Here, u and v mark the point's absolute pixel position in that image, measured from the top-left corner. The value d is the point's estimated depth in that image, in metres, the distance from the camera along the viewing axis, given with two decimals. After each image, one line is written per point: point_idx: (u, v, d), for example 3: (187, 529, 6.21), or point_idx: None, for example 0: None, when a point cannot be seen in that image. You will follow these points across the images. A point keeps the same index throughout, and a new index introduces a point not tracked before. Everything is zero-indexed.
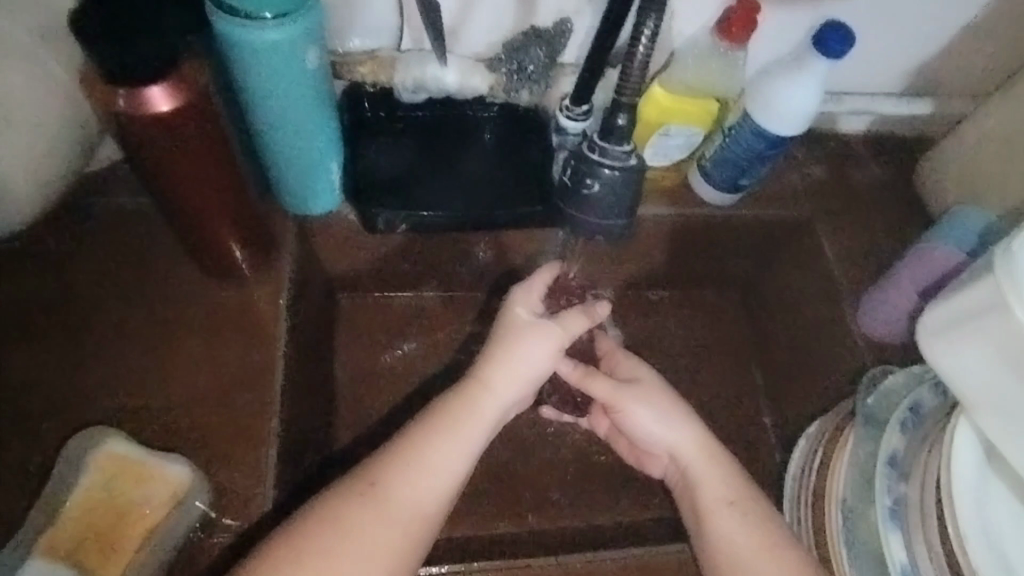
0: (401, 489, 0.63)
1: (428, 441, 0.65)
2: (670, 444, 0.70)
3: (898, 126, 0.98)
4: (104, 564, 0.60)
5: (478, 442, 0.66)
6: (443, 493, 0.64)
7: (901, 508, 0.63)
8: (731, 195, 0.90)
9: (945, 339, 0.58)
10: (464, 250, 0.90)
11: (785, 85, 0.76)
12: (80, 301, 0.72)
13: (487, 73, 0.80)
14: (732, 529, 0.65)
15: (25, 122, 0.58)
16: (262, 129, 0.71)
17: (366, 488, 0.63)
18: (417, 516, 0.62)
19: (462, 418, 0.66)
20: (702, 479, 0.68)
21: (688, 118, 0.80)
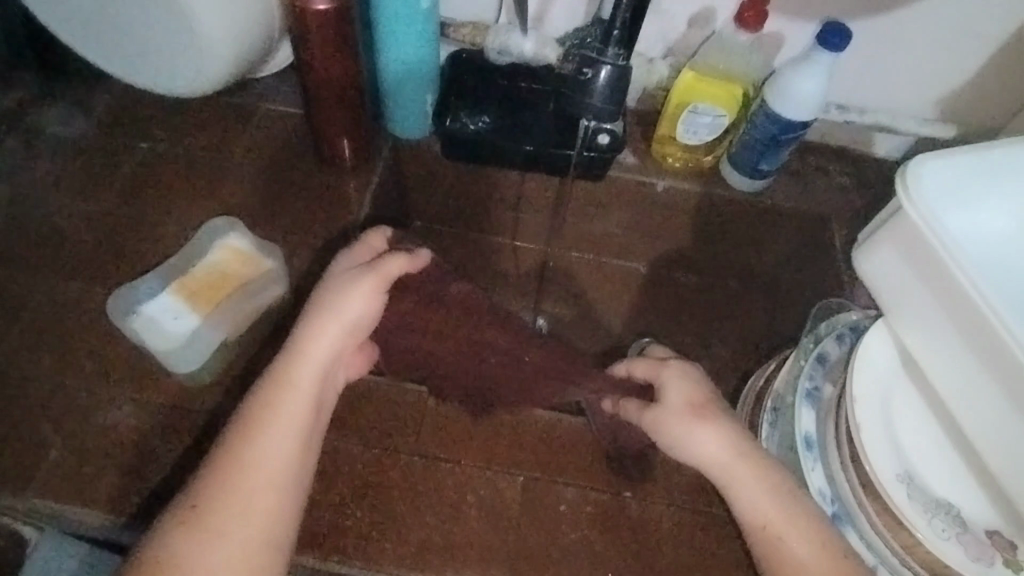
0: (228, 514, 0.61)
1: (240, 456, 0.63)
2: (717, 463, 0.66)
3: (924, 152, 1.09)
4: (202, 304, 0.86)
5: (288, 445, 0.65)
6: (281, 477, 0.64)
7: (818, 397, 0.72)
8: (757, 182, 1.06)
9: (869, 246, 0.69)
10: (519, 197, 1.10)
11: (797, 75, 0.92)
12: (234, 167, 1.00)
13: (557, 46, 1.00)
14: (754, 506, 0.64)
15: (234, 25, 0.86)
16: (382, 54, 0.96)
17: (187, 514, 0.61)
18: (250, 534, 0.61)
19: (265, 426, 0.65)
20: (745, 483, 0.65)
21: (712, 99, 0.97)
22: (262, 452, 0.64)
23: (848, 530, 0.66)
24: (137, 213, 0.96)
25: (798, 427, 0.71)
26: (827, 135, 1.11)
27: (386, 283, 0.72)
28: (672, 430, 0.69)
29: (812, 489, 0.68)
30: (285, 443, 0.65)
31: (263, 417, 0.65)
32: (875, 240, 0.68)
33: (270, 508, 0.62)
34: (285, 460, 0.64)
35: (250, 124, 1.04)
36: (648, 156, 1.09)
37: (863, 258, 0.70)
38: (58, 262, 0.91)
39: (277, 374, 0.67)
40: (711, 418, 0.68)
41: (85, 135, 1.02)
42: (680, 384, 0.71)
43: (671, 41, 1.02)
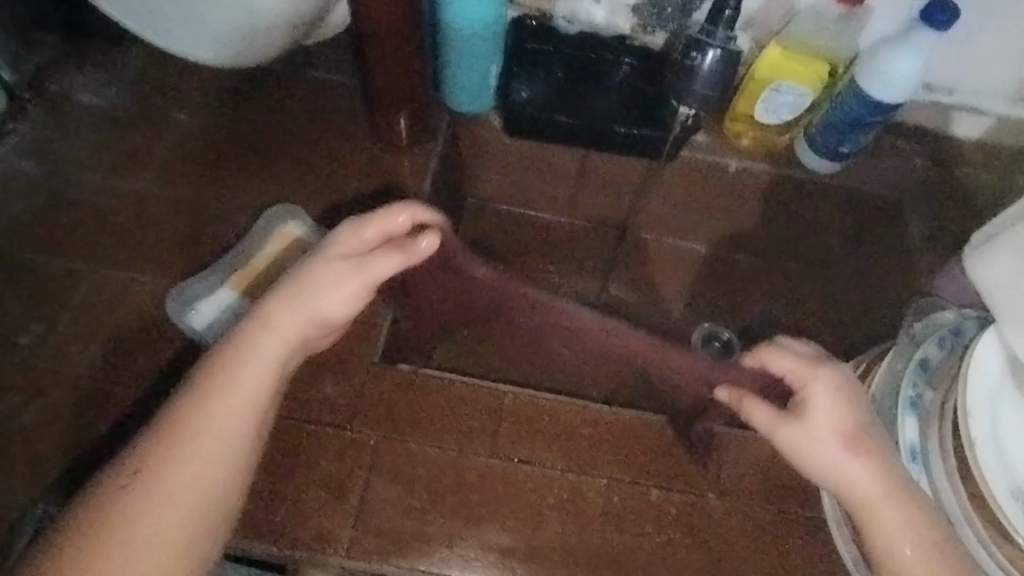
0: (160, 475, 0.58)
1: (181, 411, 0.60)
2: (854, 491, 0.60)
3: (1007, 134, 1.03)
4: None
5: (228, 405, 0.60)
6: (230, 454, 0.60)
7: (921, 404, 0.70)
8: (832, 163, 1.01)
9: (982, 251, 0.64)
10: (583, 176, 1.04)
11: (890, 53, 0.86)
12: (283, 144, 0.94)
13: (630, 15, 0.95)
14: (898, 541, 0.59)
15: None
16: (445, 23, 0.89)
17: (135, 467, 0.58)
18: (181, 499, 0.58)
19: (206, 380, 0.61)
20: (887, 515, 0.59)
21: (797, 77, 0.91)
22: (209, 414, 0.60)
23: (953, 544, 0.66)
24: (184, 194, 0.90)
25: (901, 436, 0.69)
26: (906, 117, 1.04)
27: (374, 279, 0.63)
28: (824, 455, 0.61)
29: (918, 502, 0.67)
30: (238, 410, 0.60)
31: (215, 372, 0.61)
32: (999, 246, 0.62)
33: (199, 472, 0.58)
34: (226, 426, 0.60)
35: (297, 96, 0.97)
36: (719, 135, 1.03)
37: (974, 263, 0.65)
38: (107, 248, 0.87)
39: (253, 331, 0.62)
40: (871, 450, 0.61)
41: (122, 106, 0.95)
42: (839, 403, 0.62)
43: (751, 12, 0.94)
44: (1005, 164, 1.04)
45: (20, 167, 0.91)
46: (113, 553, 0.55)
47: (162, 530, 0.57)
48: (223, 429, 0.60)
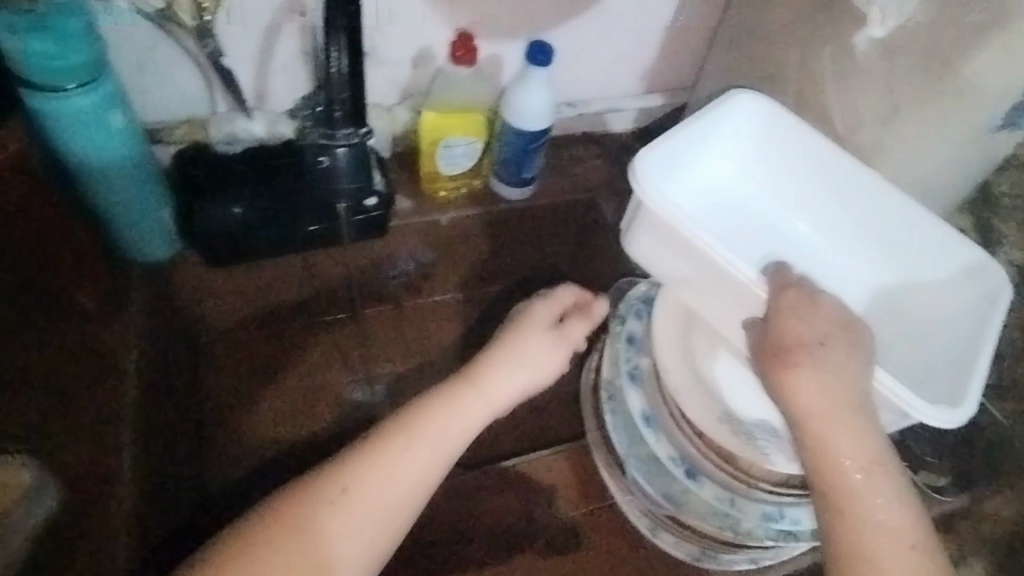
0: (348, 519, 0.62)
1: (425, 427, 0.66)
2: (812, 466, 0.59)
3: (651, 118, 1.22)
4: None
5: (455, 434, 0.68)
6: (422, 477, 0.65)
7: (640, 374, 0.82)
8: (524, 188, 1.10)
9: (634, 235, 0.69)
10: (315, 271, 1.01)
11: (520, 90, 0.98)
12: None
13: (289, 120, 0.98)
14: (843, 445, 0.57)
15: None
16: (86, 181, 0.84)
17: (338, 494, 0.63)
18: (370, 538, 0.63)
19: (441, 415, 0.68)
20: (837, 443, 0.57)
21: (458, 130, 1.00)
22: (344, 486, 0.63)
23: (701, 477, 0.77)
24: None
25: (633, 409, 0.80)
26: (568, 127, 1.19)
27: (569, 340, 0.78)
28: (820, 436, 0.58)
29: (664, 458, 0.78)
30: (476, 419, 0.69)
31: (457, 399, 0.69)
32: (638, 229, 0.68)
33: (401, 506, 0.64)
34: (437, 467, 0.66)
35: None
36: (421, 198, 1.09)
37: (631, 246, 0.70)
38: None
39: (512, 349, 0.74)
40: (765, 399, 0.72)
41: None
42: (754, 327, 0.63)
43: (402, 83, 1.03)
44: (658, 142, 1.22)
45: None
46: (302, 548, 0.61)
47: (365, 551, 0.63)
48: (457, 450, 0.67)
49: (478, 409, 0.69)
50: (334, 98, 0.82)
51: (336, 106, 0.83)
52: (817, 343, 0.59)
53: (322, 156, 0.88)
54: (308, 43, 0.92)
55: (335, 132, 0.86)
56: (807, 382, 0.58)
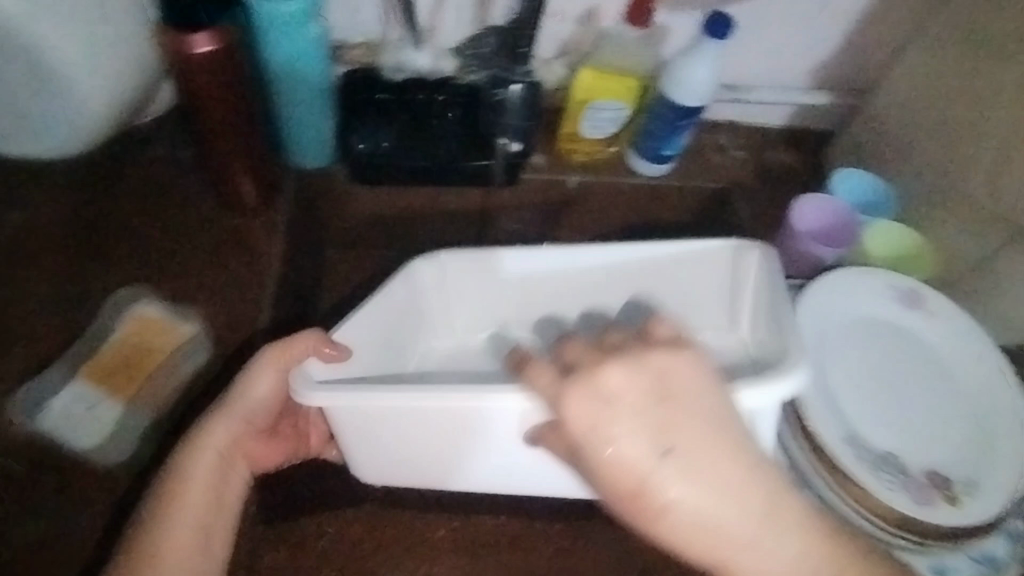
0: (165, 528, 0.64)
1: (189, 460, 0.68)
2: (690, 517, 0.51)
3: (807, 118, 1.16)
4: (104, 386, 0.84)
5: (223, 434, 0.70)
6: (203, 497, 0.67)
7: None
8: (663, 167, 1.08)
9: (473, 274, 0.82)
10: (444, 205, 1.01)
11: (685, 63, 0.96)
12: (120, 226, 0.94)
13: (452, 57, 1.00)
14: (692, 515, 0.51)
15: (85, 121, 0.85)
16: (274, 86, 0.92)
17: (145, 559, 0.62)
18: (188, 543, 0.64)
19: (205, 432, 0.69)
20: (731, 530, 0.51)
21: (610, 94, 1.00)
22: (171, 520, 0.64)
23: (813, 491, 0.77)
24: (25, 293, 0.89)
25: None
26: (718, 116, 1.15)
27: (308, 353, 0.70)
28: (684, 516, 0.51)
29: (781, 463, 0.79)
30: (225, 433, 0.70)
31: (214, 414, 0.70)
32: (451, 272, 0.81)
33: (213, 495, 0.67)
34: (222, 441, 0.70)
35: (136, 177, 0.97)
36: (555, 155, 1.08)
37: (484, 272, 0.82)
38: None
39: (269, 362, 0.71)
40: (736, 469, 0.52)
41: None
42: (629, 382, 0.53)
43: (563, 39, 1.03)
44: (808, 145, 1.16)
45: None
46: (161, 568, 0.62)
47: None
48: (228, 448, 0.70)
49: (223, 427, 0.70)
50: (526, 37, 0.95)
51: (525, 45, 0.97)
52: (653, 453, 0.50)
53: (500, 89, 0.95)
54: None
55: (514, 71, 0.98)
56: (636, 440, 0.51)
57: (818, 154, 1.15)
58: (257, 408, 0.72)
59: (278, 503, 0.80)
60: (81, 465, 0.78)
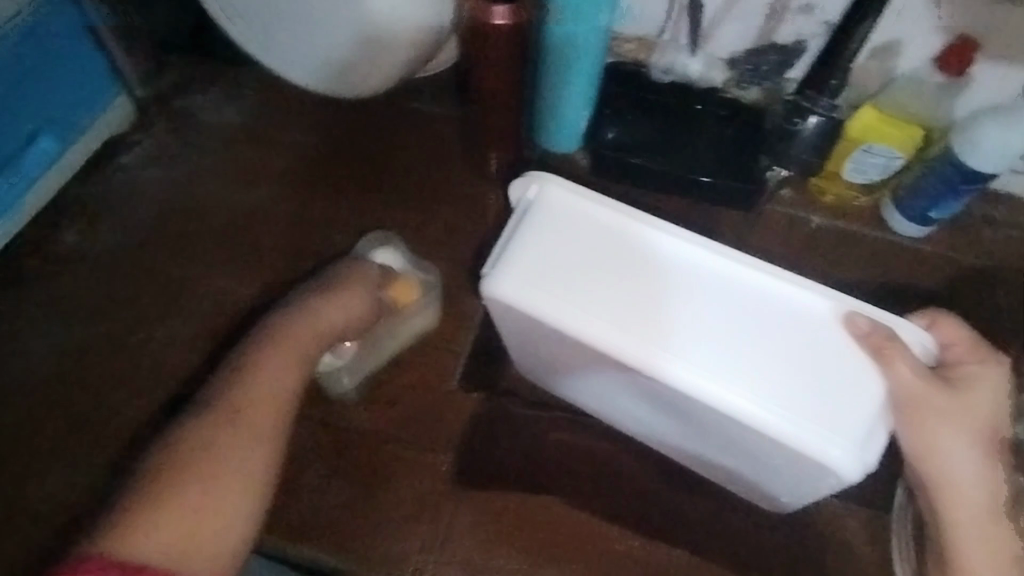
0: (223, 436, 0.64)
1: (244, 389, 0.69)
2: (956, 471, 0.60)
3: None
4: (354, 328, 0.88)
5: (283, 355, 0.72)
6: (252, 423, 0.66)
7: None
8: (924, 229, 0.97)
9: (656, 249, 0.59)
10: (673, 218, 0.99)
11: (991, 127, 0.85)
12: (372, 170, 0.99)
13: (725, 68, 0.97)
14: (953, 463, 0.60)
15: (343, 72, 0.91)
16: (546, 69, 0.91)
17: (194, 454, 0.62)
18: (239, 446, 0.64)
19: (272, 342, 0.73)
20: (962, 492, 0.61)
21: (891, 140, 0.90)
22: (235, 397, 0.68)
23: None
24: (281, 213, 0.97)
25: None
26: (1001, 187, 1.01)
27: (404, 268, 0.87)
28: (963, 492, 0.61)
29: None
30: (302, 348, 0.73)
31: (287, 351, 0.72)
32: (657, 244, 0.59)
33: (256, 430, 0.66)
34: (277, 392, 0.70)
35: (392, 124, 1.01)
36: (802, 190, 1.00)
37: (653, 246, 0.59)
38: (212, 259, 0.95)
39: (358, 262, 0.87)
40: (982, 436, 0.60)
41: (229, 121, 1.02)
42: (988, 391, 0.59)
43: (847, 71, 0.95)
44: None
45: (142, 174, 0.99)
46: (217, 479, 0.61)
47: (246, 525, 0.60)
48: (286, 394, 0.70)
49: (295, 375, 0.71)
50: (838, 68, 0.82)
51: (836, 76, 0.83)
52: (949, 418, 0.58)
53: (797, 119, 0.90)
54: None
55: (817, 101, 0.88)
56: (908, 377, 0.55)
57: None
58: (310, 346, 0.74)
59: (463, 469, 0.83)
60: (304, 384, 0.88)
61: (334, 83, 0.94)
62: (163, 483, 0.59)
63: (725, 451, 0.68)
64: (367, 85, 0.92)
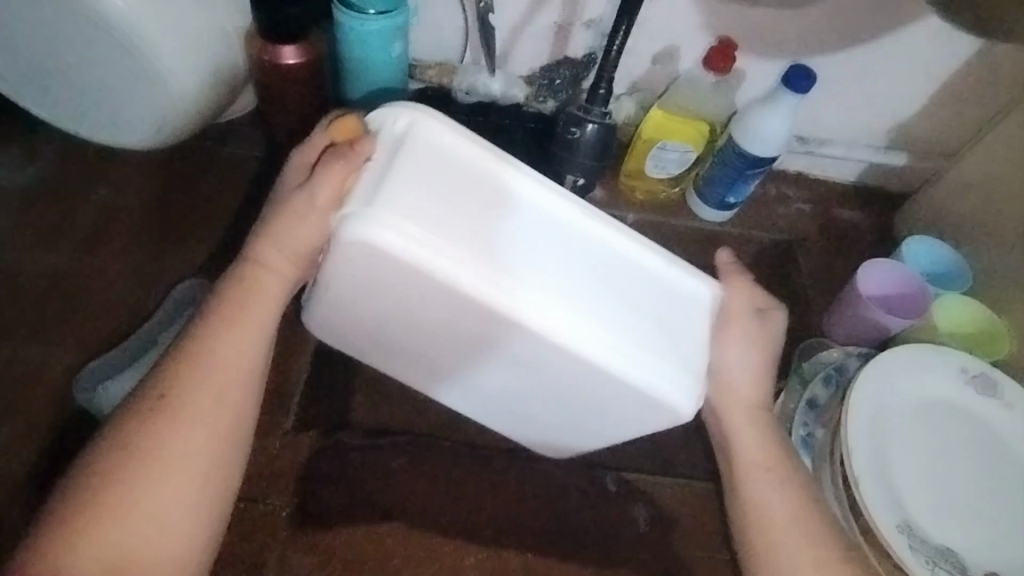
0: (184, 431, 0.57)
1: (243, 307, 0.63)
2: (740, 391, 0.68)
3: (883, 179, 1.13)
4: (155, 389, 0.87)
5: (249, 342, 0.62)
6: (207, 448, 0.58)
7: (812, 442, 0.83)
8: (724, 214, 1.05)
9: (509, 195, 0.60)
10: None
11: (764, 115, 0.94)
12: (188, 219, 0.98)
13: (524, 85, 1.01)
14: (751, 400, 0.69)
15: (136, 124, 0.90)
16: (353, 102, 0.94)
17: (155, 406, 0.58)
18: (192, 467, 0.57)
19: (249, 295, 0.63)
20: (747, 435, 0.68)
21: (680, 136, 0.98)
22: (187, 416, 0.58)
23: None
24: (93, 276, 0.93)
25: None
26: (787, 166, 1.12)
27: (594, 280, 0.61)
28: (734, 431, 0.69)
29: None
30: (280, 295, 0.64)
31: (281, 231, 0.63)
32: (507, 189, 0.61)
33: (231, 419, 0.59)
34: (250, 365, 0.62)
35: (207, 171, 1.01)
36: (617, 189, 1.07)
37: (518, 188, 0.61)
38: (17, 333, 0.89)
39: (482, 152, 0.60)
40: (763, 376, 0.69)
41: (33, 191, 0.98)
42: (767, 336, 0.69)
43: (636, 77, 1.04)
44: (880, 207, 1.13)
45: None
46: (164, 479, 0.55)
47: (190, 528, 0.56)
48: (240, 397, 0.60)
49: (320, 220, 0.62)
50: (604, 75, 0.86)
51: (604, 84, 0.87)
52: (750, 345, 0.68)
53: (575, 128, 0.90)
54: (566, 16, 0.93)
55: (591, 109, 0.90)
56: (737, 337, 0.67)
57: (890, 217, 1.12)
58: (268, 320, 0.63)
59: (306, 510, 0.82)
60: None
61: (130, 137, 0.92)
62: (94, 493, 0.54)
63: (505, 370, 0.67)
64: (168, 134, 0.92)
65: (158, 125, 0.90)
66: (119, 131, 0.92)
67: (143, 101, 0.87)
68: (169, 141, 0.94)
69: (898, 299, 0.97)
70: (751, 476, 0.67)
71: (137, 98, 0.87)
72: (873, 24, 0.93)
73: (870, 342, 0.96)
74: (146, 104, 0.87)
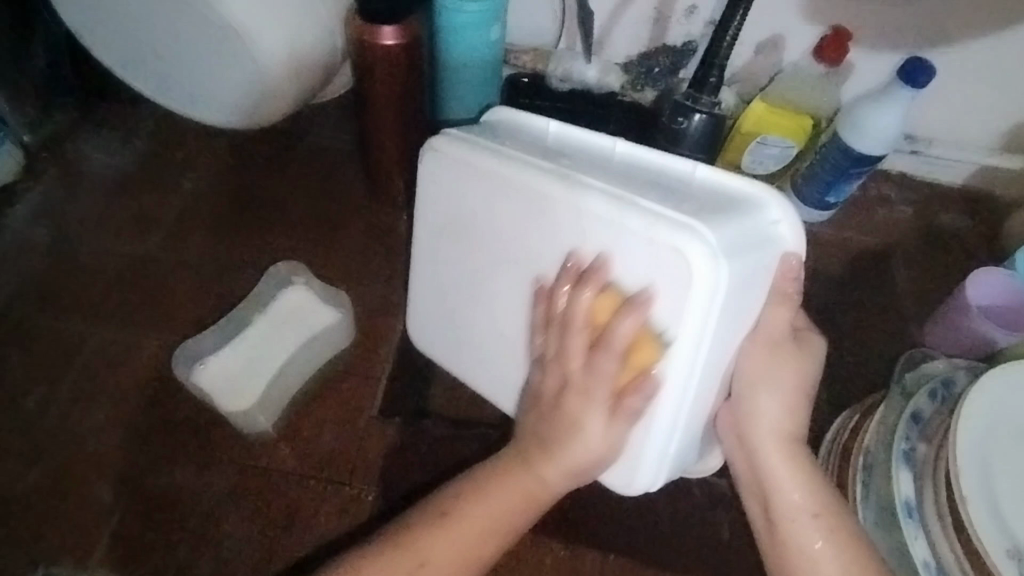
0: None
1: (482, 487, 0.64)
2: (767, 429, 0.64)
3: (992, 184, 1.06)
4: (246, 371, 0.84)
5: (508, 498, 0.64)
6: None
7: (914, 457, 0.78)
8: (824, 213, 1.01)
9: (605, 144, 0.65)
10: None
11: (874, 110, 0.89)
12: (278, 200, 0.99)
13: (620, 73, 0.98)
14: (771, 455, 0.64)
15: (234, 107, 0.91)
16: (447, 86, 0.93)
17: (414, 567, 0.60)
18: None
19: (495, 488, 0.64)
20: (780, 480, 0.64)
21: (783, 131, 0.94)
22: (434, 544, 0.61)
23: None
24: (189, 252, 0.96)
25: (897, 491, 0.77)
26: (890, 166, 1.06)
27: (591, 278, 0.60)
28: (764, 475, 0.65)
29: (915, 559, 0.74)
30: (539, 490, 0.64)
31: (543, 454, 0.64)
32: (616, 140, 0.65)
33: (511, 512, 0.64)
34: (510, 519, 0.64)
35: (298, 153, 1.02)
36: None
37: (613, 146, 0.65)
38: (118, 304, 0.92)
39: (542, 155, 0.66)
40: (794, 414, 0.65)
41: (132, 169, 1.01)
42: (788, 379, 0.63)
43: (736, 68, 1.00)
44: (985, 213, 1.06)
45: (38, 221, 0.97)
46: None
47: None
48: (515, 520, 0.64)
49: (575, 371, 0.61)
50: (714, 64, 0.83)
51: (715, 72, 0.84)
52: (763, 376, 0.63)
53: (681, 118, 0.87)
54: (669, 3, 0.90)
55: (698, 101, 0.86)
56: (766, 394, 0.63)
57: (997, 224, 1.06)
58: (546, 493, 0.64)
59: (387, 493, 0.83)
60: (223, 423, 0.85)
61: (228, 119, 0.94)
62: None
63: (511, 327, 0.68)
64: (265, 116, 0.93)
65: (256, 108, 0.91)
66: (218, 113, 0.93)
67: (241, 81, 0.87)
68: (265, 121, 0.95)
69: (1005, 312, 0.91)
70: (796, 523, 0.63)
71: (235, 79, 0.87)
72: (1003, 15, 0.86)
73: (973, 357, 0.91)
74: (244, 85, 0.87)
